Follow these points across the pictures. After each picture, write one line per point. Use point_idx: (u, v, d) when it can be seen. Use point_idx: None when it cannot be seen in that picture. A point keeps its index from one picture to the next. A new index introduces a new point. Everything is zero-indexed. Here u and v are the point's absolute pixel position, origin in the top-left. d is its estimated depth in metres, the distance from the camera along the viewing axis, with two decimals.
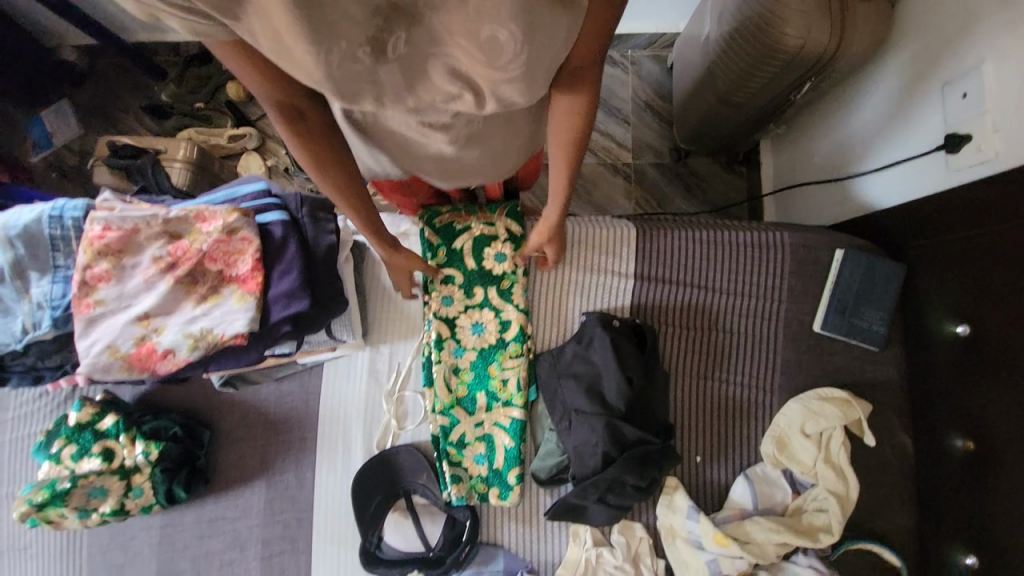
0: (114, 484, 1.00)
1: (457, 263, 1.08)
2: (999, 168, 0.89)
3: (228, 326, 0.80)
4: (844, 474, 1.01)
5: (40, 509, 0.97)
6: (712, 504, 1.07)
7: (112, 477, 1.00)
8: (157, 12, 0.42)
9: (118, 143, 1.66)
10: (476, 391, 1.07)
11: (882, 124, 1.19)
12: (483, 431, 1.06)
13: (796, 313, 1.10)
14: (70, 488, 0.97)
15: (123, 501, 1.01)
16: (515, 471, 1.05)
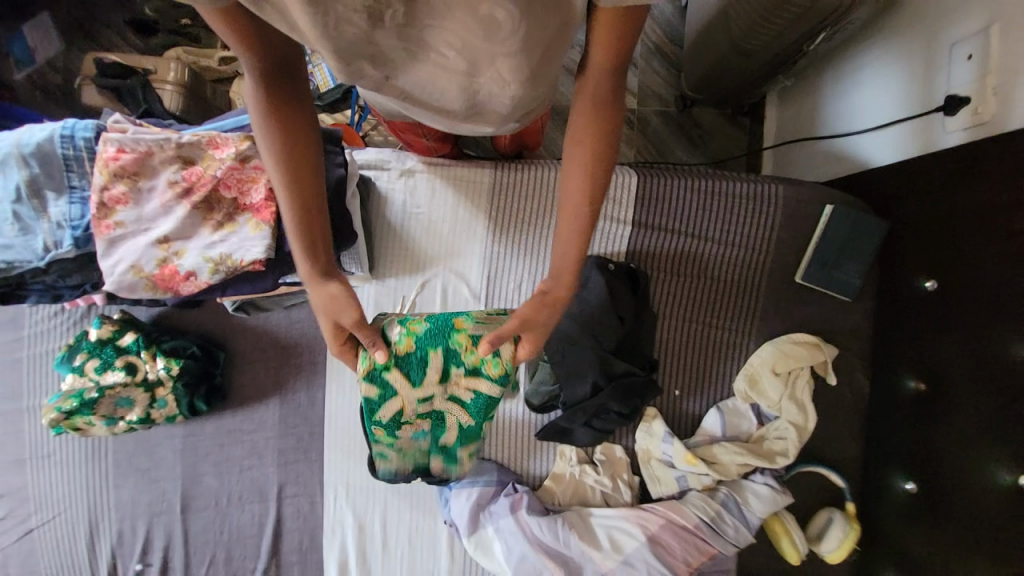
0: (138, 395, 1.09)
1: None
2: (992, 130, 0.93)
3: (246, 252, 0.84)
4: (805, 408, 1.12)
5: (68, 416, 1.07)
6: (685, 430, 1.20)
7: (135, 389, 1.08)
8: None
9: (104, 60, 1.58)
10: (428, 350, 0.77)
11: (886, 79, 1.18)
12: (432, 406, 0.80)
13: (780, 264, 1.17)
14: (99, 397, 1.06)
15: (149, 411, 1.10)
16: (468, 448, 0.90)
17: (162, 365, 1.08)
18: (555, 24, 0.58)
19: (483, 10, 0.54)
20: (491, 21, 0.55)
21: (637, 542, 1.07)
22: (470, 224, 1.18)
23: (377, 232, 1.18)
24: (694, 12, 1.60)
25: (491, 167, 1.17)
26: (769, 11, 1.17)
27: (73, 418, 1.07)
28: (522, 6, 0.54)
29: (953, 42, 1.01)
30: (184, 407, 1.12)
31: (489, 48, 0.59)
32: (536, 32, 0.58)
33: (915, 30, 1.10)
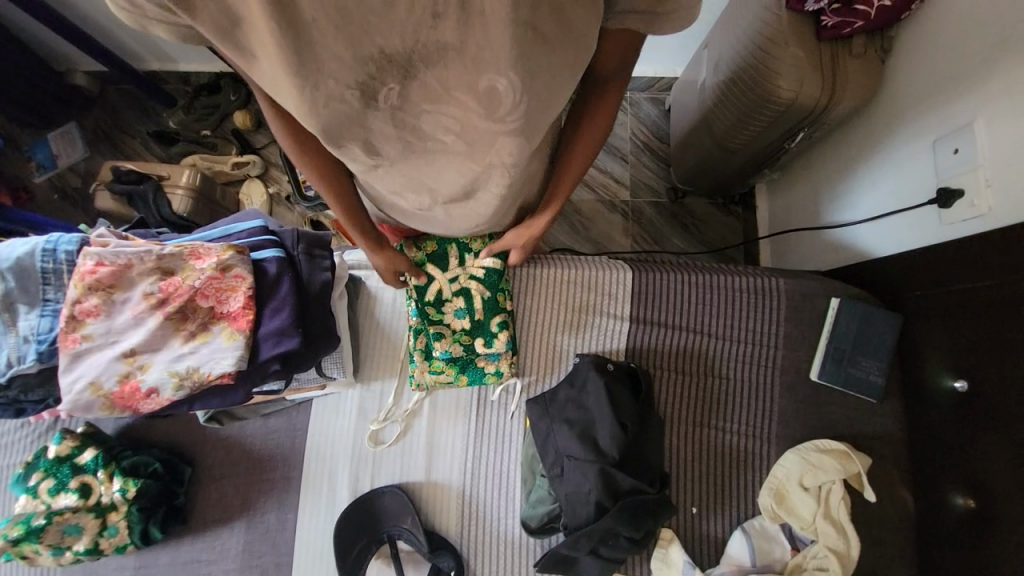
0: (88, 522, 0.96)
1: (438, 265, 1.02)
2: (993, 224, 0.90)
3: (215, 365, 0.79)
4: (845, 531, 0.97)
5: (14, 544, 0.93)
6: (708, 559, 1.04)
7: (86, 515, 0.96)
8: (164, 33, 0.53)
9: (123, 168, 1.67)
10: (447, 245, 1.02)
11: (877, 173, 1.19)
12: (460, 285, 1.03)
13: (792, 361, 1.09)
14: (46, 524, 0.94)
15: (97, 540, 0.97)
16: (497, 318, 1.05)
17: (118, 486, 0.97)
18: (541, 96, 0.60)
19: (483, 86, 0.58)
20: (491, 94, 0.59)
21: None
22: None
23: (363, 334, 1.14)
24: (678, 114, 1.70)
25: None
26: (748, 113, 1.22)
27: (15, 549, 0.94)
28: (520, 80, 0.57)
29: (935, 137, 1.03)
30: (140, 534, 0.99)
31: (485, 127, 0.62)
32: (534, 107, 0.61)
33: (895, 129, 1.13)
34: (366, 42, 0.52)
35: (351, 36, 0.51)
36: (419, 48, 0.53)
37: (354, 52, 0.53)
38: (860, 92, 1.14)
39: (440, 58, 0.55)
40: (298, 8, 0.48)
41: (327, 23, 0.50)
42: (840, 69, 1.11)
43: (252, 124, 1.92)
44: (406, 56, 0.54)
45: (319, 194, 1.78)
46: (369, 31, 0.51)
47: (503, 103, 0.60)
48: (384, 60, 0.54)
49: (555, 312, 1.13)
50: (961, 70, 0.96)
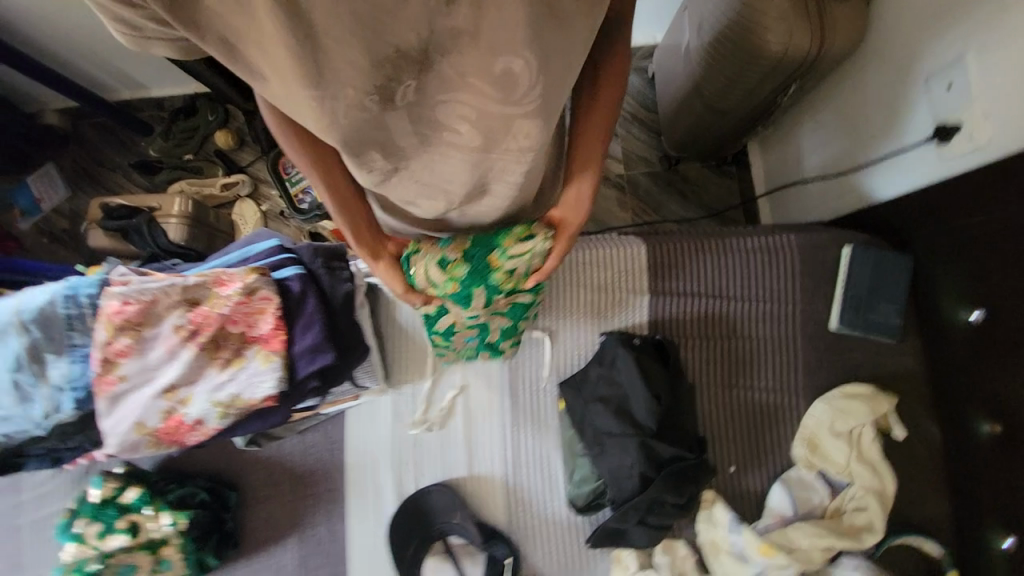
0: (142, 560, 0.96)
1: (459, 300, 0.90)
2: (993, 155, 0.91)
3: (256, 390, 0.79)
4: (878, 470, 1.01)
5: None
6: (752, 512, 1.07)
7: (140, 553, 0.96)
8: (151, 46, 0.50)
9: (112, 204, 1.65)
10: (471, 285, 0.87)
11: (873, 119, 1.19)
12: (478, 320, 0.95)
13: (811, 312, 1.11)
14: (101, 567, 0.95)
15: None
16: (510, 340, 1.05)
17: (167, 520, 0.97)
18: (557, 74, 0.59)
19: (499, 69, 0.56)
20: (507, 77, 0.57)
21: None
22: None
23: (385, 338, 1.14)
24: (663, 82, 1.69)
25: None
26: (739, 72, 1.22)
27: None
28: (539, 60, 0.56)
29: (929, 75, 1.03)
30: (201, 561, 1.00)
31: (503, 115, 0.62)
32: (549, 86, 0.60)
33: (886, 70, 1.13)
34: (379, 42, 0.51)
35: (366, 38, 0.50)
36: (434, 39, 0.52)
37: (369, 53, 0.51)
38: (848, 38, 1.15)
39: (456, 46, 0.53)
40: (310, 16, 0.47)
41: (343, 28, 0.48)
42: (826, 18, 1.12)
43: (234, 142, 1.88)
44: (421, 49, 0.53)
45: (312, 205, 1.76)
46: (382, 30, 0.50)
47: (519, 85, 0.58)
48: (399, 57, 0.53)
49: (574, 295, 1.14)
50: (952, 5, 0.96)
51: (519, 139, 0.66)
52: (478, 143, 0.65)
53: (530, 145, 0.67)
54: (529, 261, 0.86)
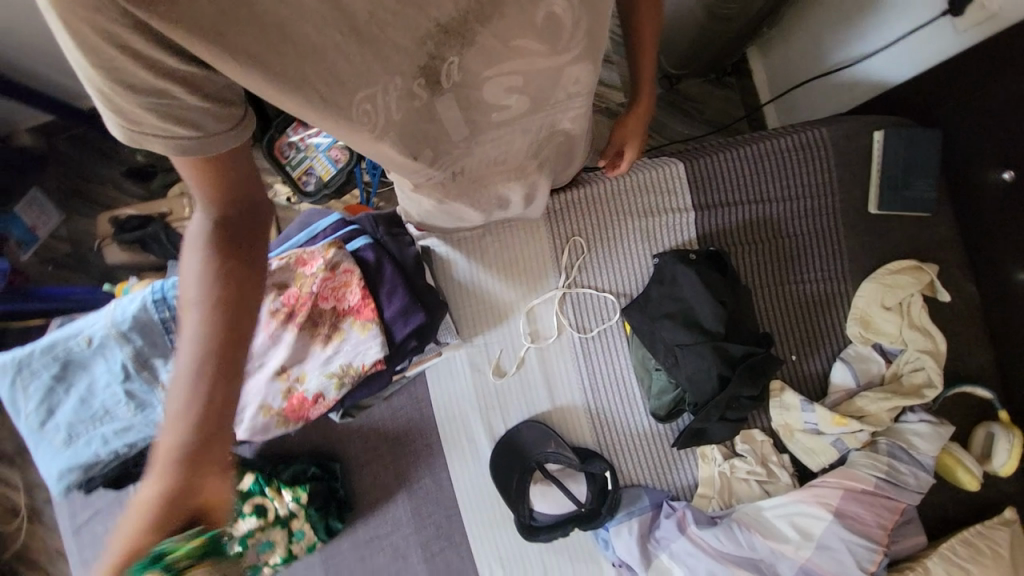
0: (279, 535, 1.05)
1: None
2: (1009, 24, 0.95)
3: (365, 356, 0.83)
4: (929, 332, 1.09)
5: None
6: (816, 392, 1.15)
7: (276, 529, 1.05)
8: (143, 137, 0.46)
9: (122, 217, 1.60)
10: None
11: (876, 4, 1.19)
12: None
13: (850, 200, 1.16)
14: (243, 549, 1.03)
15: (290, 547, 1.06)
16: None
17: (290, 495, 1.06)
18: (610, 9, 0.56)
19: (541, 17, 0.51)
20: (552, 24, 0.52)
21: (825, 522, 0.98)
22: (537, 279, 1.18)
23: (451, 297, 1.17)
24: None
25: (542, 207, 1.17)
26: None
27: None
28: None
29: None
30: (330, 524, 1.10)
31: (552, 68, 0.57)
32: (593, 21, 0.55)
33: None
34: (421, 19, 0.45)
35: (406, 19, 0.45)
36: (472, 6, 0.46)
37: (411, 33, 0.46)
38: None
39: (495, 11, 0.48)
40: (353, 10, 0.42)
41: (389, 12, 0.43)
42: None
43: None
44: (461, 19, 0.47)
45: (318, 186, 1.69)
46: (422, 5, 0.44)
47: (564, 27, 0.53)
48: (440, 32, 0.47)
49: (620, 223, 1.17)
50: None
51: (569, 87, 0.62)
52: (525, 104, 0.61)
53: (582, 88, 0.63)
54: None
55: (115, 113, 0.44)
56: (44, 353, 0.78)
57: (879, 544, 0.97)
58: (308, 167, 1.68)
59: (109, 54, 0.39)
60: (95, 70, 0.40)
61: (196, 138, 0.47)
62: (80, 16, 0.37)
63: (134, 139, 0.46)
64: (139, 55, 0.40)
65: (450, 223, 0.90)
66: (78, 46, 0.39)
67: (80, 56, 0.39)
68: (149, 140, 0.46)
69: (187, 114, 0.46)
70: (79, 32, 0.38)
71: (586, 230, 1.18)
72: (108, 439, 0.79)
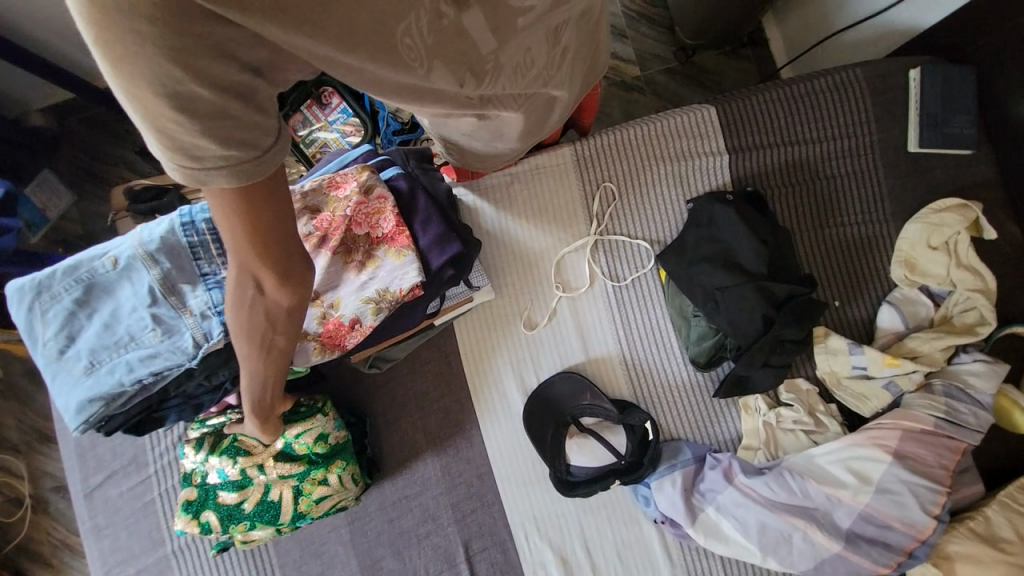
0: (282, 484, 0.98)
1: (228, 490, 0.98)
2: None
3: (402, 281, 0.79)
4: (980, 272, 1.04)
5: (238, 526, 0.98)
6: (863, 336, 1.10)
7: (279, 476, 0.98)
8: (202, 177, 0.39)
9: (138, 187, 1.57)
10: (208, 508, 0.98)
11: None
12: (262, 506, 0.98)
13: (888, 139, 1.12)
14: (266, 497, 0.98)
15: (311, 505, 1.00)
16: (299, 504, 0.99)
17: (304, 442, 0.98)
18: None
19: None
20: None
21: (885, 465, 0.95)
22: (569, 225, 1.14)
23: (481, 245, 1.14)
24: None
25: (571, 151, 1.14)
26: None
27: (230, 528, 0.98)
28: None
29: None
30: (338, 491, 1.01)
31: None
32: None
33: None
34: None
35: None
36: None
37: None
38: None
39: None
40: None
41: None
42: None
43: None
44: None
45: None
46: None
47: None
48: None
49: (652, 167, 1.14)
50: None
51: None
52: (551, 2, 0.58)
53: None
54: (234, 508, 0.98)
55: (173, 153, 0.37)
56: (66, 274, 0.77)
57: (942, 486, 0.93)
58: (323, 146, 1.56)
59: (171, 71, 0.33)
60: (153, 98, 0.34)
61: (249, 160, 0.39)
62: (123, 33, 0.31)
63: (192, 179, 0.39)
64: (199, 70, 0.34)
65: (493, 146, 0.87)
66: (134, 74, 0.33)
67: (135, 88, 0.33)
68: (208, 179, 0.39)
69: (247, 134, 0.38)
70: (137, 53, 0.32)
71: (617, 175, 1.14)
72: (132, 367, 0.75)
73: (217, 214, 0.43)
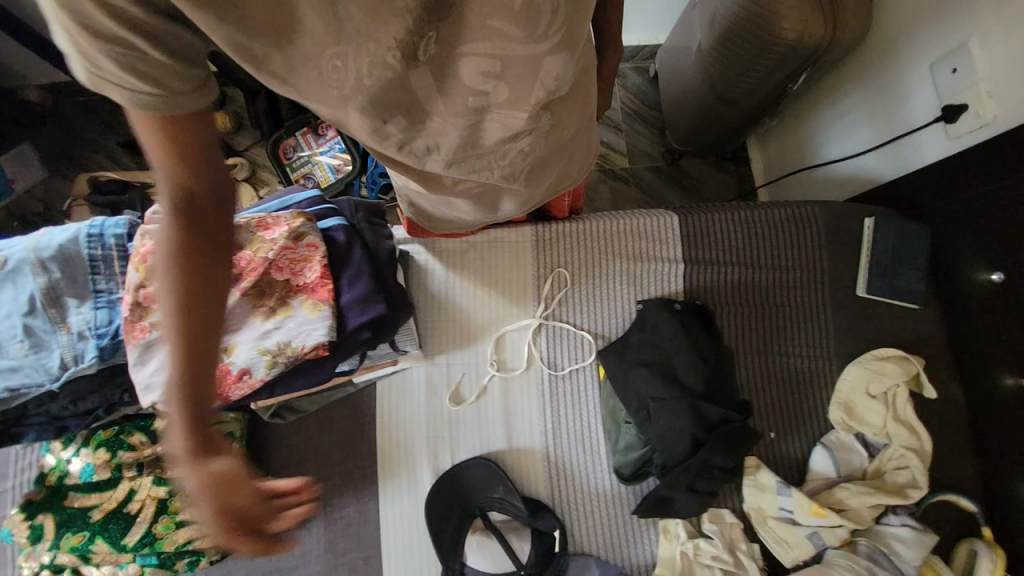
0: (145, 495, 0.87)
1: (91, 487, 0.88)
2: (1013, 124, 0.96)
3: (307, 338, 0.74)
4: (915, 429, 1.02)
5: (74, 540, 0.85)
6: (794, 476, 1.06)
7: (149, 485, 0.88)
8: (101, 84, 0.40)
9: (101, 178, 1.55)
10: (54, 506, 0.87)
11: (876, 105, 1.26)
12: (114, 518, 0.86)
13: (838, 281, 1.14)
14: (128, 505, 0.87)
15: (168, 533, 0.87)
16: (158, 526, 0.87)
17: None
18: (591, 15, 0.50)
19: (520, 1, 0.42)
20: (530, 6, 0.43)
21: None
22: (518, 303, 1.11)
23: (424, 307, 1.10)
24: (669, 79, 1.70)
25: (533, 229, 1.14)
26: (752, 59, 1.25)
27: (63, 539, 0.85)
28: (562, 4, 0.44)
29: (934, 60, 1.11)
30: (204, 523, 0.89)
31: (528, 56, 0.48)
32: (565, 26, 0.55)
33: (888, 63, 1.21)
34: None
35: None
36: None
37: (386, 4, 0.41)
38: (855, 30, 1.21)
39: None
40: None
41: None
42: (839, 11, 1.18)
43: (231, 123, 1.65)
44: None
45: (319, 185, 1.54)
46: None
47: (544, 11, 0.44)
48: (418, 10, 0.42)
49: (609, 263, 1.14)
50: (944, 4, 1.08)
51: (548, 85, 0.51)
52: None
53: (564, 87, 0.53)
54: (81, 513, 0.87)
55: (80, 55, 0.39)
56: None
57: None
58: (308, 172, 1.56)
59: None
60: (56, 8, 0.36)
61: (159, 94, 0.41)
62: None
63: (97, 82, 0.40)
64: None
65: (444, 212, 0.87)
66: None
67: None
68: (105, 88, 0.41)
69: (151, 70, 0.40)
70: None
71: (572, 263, 1.13)
72: None
73: (143, 142, 0.45)
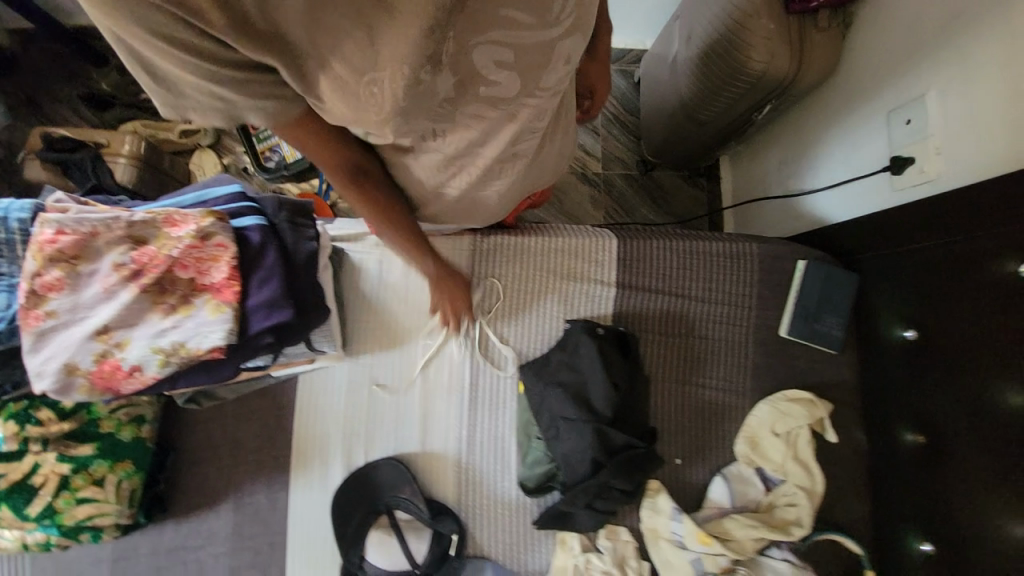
0: (49, 470, 0.89)
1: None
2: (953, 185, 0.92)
3: (205, 339, 0.80)
4: (810, 469, 1.08)
5: None
6: (691, 502, 1.12)
7: (52, 462, 0.90)
8: (241, 116, 0.46)
9: (54, 134, 1.46)
10: None
11: (833, 145, 1.24)
12: (17, 488, 0.88)
13: (763, 320, 1.17)
14: (31, 477, 0.89)
15: (71, 507, 0.90)
16: (60, 500, 0.90)
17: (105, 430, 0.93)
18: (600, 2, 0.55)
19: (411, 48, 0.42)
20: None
21: None
22: None
23: (355, 304, 1.11)
24: (647, 89, 1.68)
25: (471, 237, 1.14)
26: (719, 85, 1.23)
27: None
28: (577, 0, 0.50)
29: (890, 109, 1.07)
30: (105, 501, 0.92)
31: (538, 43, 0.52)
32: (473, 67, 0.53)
33: (851, 104, 1.18)
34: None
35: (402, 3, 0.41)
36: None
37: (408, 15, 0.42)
38: (820, 67, 1.18)
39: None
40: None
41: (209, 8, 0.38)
42: (808, 43, 1.15)
43: None
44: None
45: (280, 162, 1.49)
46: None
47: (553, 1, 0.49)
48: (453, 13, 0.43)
49: (543, 279, 1.15)
50: (906, 51, 1.02)
51: (559, 68, 0.57)
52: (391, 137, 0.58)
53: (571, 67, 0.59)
54: None
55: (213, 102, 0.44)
56: None
57: None
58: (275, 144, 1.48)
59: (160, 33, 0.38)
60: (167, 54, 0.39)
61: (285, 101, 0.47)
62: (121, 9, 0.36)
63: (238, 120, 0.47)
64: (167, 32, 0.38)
65: None
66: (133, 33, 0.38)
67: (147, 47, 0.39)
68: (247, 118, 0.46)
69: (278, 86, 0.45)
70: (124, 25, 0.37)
71: (503, 276, 1.15)
72: None
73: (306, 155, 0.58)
